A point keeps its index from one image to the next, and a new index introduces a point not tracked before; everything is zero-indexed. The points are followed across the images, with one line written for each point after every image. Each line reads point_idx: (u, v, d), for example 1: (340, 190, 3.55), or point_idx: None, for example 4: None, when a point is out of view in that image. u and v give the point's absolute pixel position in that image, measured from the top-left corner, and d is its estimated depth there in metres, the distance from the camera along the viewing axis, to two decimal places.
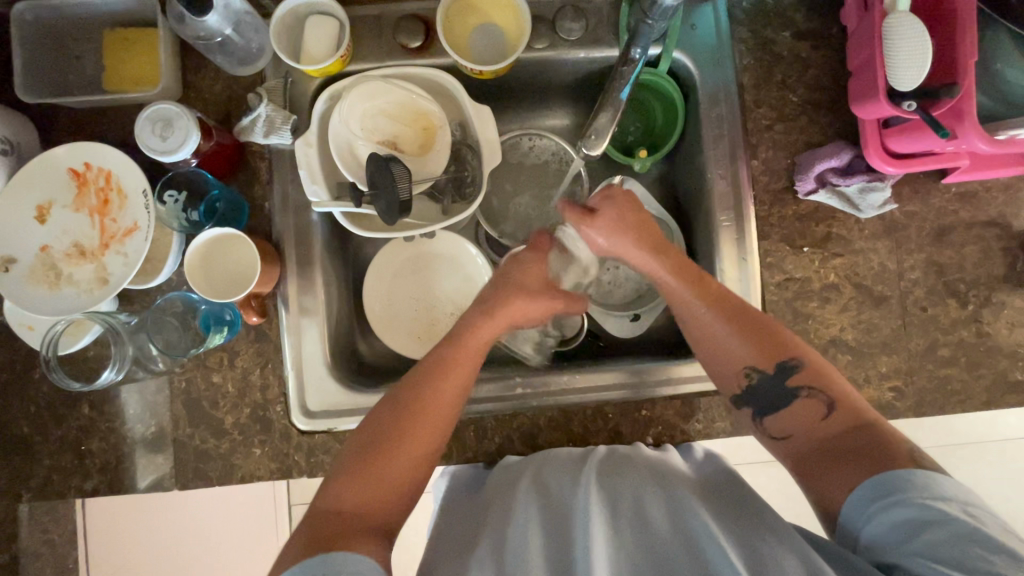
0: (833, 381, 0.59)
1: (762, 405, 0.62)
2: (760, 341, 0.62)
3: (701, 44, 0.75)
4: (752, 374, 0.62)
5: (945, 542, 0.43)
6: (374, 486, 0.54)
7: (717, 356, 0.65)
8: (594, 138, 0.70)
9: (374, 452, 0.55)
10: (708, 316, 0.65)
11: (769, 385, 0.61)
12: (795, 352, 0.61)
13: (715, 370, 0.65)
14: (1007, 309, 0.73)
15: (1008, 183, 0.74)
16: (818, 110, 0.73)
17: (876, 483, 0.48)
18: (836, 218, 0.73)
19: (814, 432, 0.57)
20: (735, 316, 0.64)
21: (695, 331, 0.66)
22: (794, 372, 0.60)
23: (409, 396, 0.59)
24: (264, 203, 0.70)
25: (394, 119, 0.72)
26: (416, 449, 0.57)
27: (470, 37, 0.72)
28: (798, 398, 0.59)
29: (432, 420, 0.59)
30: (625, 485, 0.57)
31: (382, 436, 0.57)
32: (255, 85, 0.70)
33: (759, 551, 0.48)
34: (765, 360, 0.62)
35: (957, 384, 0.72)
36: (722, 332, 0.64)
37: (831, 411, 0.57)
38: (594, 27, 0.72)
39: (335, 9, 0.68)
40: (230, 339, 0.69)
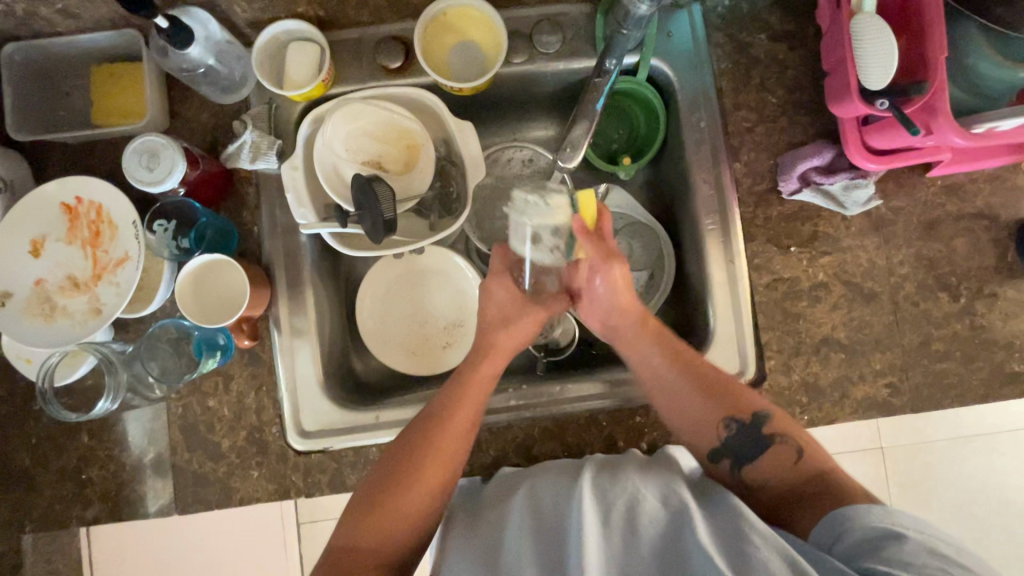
0: (802, 435, 0.63)
1: (738, 456, 0.64)
2: (742, 399, 0.65)
3: (677, 51, 0.76)
4: (729, 429, 0.64)
5: (904, 553, 0.47)
6: (385, 529, 0.59)
7: (692, 415, 0.65)
8: (569, 150, 0.70)
9: (391, 489, 0.61)
10: (679, 378, 0.66)
11: (742, 438, 0.64)
12: (761, 407, 0.64)
13: (684, 427, 0.66)
14: (1000, 300, 0.73)
15: (994, 174, 0.74)
16: (797, 110, 0.73)
17: (839, 515, 0.53)
18: (821, 216, 0.73)
19: (784, 479, 0.61)
20: (697, 374, 0.66)
21: (668, 403, 0.67)
22: (767, 425, 0.63)
23: (409, 446, 0.63)
24: (253, 227, 0.71)
25: (378, 138, 0.73)
26: (432, 481, 0.62)
27: (449, 56, 0.73)
28: (769, 450, 0.62)
29: (435, 469, 0.62)
30: (617, 487, 0.56)
31: (385, 484, 0.61)
32: (240, 112, 0.71)
33: (748, 559, 0.48)
34: (738, 412, 0.64)
35: (953, 378, 0.72)
36: (689, 391, 0.66)
37: (802, 458, 0.61)
38: (571, 39, 0.73)
39: (315, 35, 0.70)
40: (224, 363, 0.70)
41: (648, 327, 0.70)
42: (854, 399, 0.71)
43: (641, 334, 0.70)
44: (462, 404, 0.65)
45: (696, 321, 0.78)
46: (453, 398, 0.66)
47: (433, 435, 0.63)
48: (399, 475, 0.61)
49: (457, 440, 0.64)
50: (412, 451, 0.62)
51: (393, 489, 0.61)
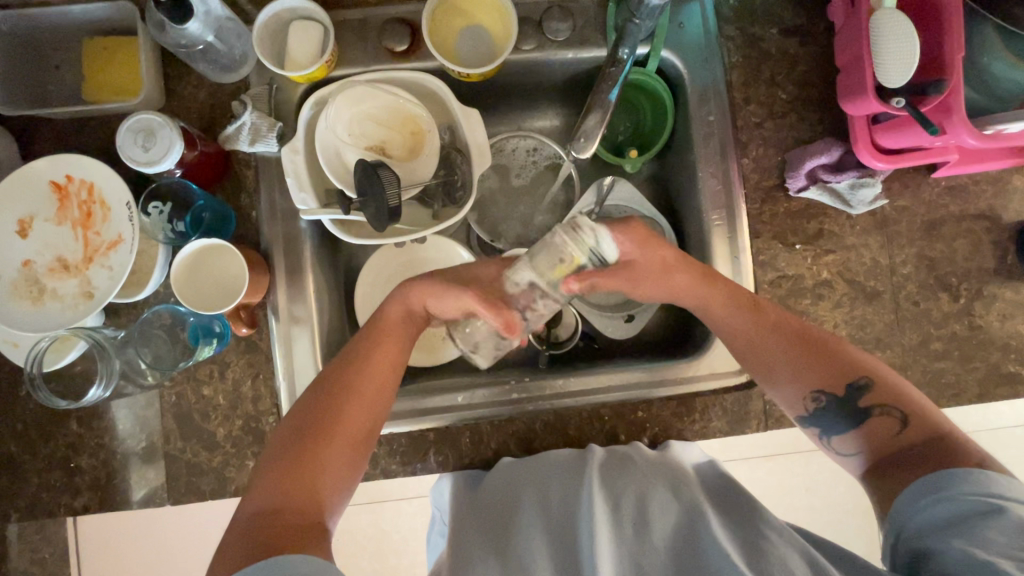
0: (904, 396, 0.57)
1: (830, 426, 0.60)
2: (843, 364, 0.59)
3: (689, 43, 0.75)
4: (822, 397, 0.60)
5: (994, 528, 0.44)
6: (306, 488, 0.52)
7: (777, 379, 0.62)
8: (583, 141, 0.69)
9: (309, 444, 0.54)
10: (768, 336, 0.61)
11: (837, 409, 0.59)
12: (858, 369, 0.59)
13: (773, 389, 0.63)
14: (998, 301, 0.74)
15: (996, 176, 0.74)
16: (807, 107, 0.73)
17: (927, 480, 0.49)
18: (827, 214, 0.73)
19: (884, 448, 0.56)
20: (784, 335, 0.61)
21: (759, 357, 0.62)
22: (865, 389, 0.58)
23: (337, 388, 0.57)
24: (251, 212, 0.69)
25: (381, 123, 0.71)
26: (351, 434, 0.56)
27: (456, 40, 0.71)
28: (871, 417, 0.57)
29: (364, 404, 0.57)
30: (629, 482, 0.58)
31: (310, 434, 0.54)
32: (239, 92, 0.69)
33: (763, 553, 0.48)
34: (832, 384, 0.59)
35: (951, 377, 0.73)
36: (776, 356, 0.61)
37: (905, 427, 0.56)
38: (582, 27, 0.72)
39: (319, 14, 0.68)
40: (220, 350, 0.68)
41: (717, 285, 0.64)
42: None
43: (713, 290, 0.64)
44: (382, 344, 0.61)
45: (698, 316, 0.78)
46: (374, 336, 0.61)
47: (342, 384, 0.57)
48: (319, 422, 0.55)
49: (375, 385, 0.58)
50: (328, 401, 0.56)
51: (312, 445, 0.54)
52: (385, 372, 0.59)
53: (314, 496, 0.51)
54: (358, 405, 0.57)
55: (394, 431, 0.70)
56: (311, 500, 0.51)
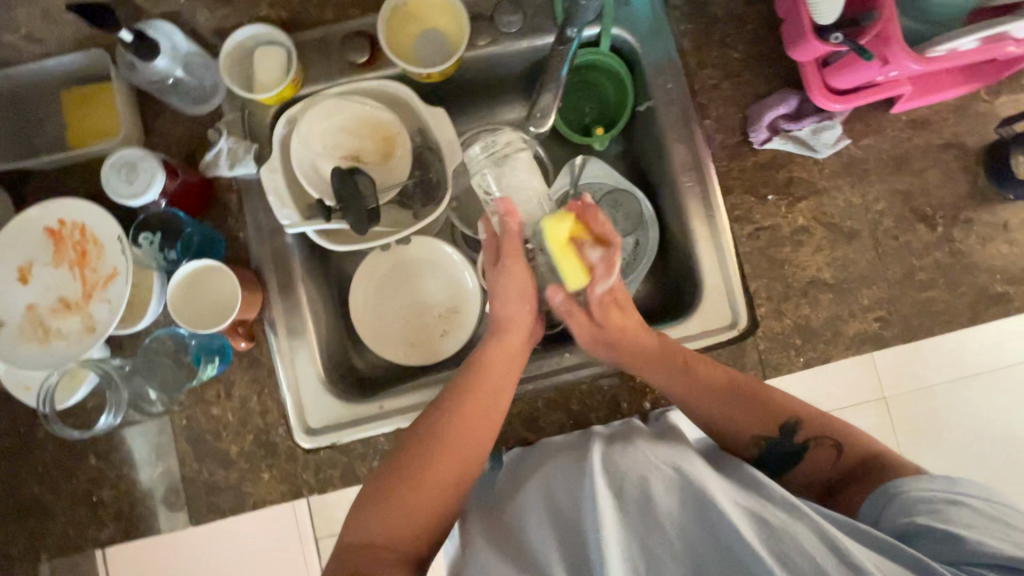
0: (832, 425, 0.64)
1: (773, 465, 0.65)
2: (813, 473, 0.64)
3: (637, 18, 0.77)
4: (762, 442, 0.65)
5: (964, 512, 0.50)
6: (402, 516, 0.58)
7: (724, 437, 0.66)
8: (539, 116, 0.71)
9: (405, 482, 0.59)
10: (710, 400, 0.65)
11: (776, 448, 0.65)
12: (789, 408, 0.65)
13: (720, 437, 0.66)
14: (976, 225, 0.75)
15: (956, 104, 0.76)
16: (760, 62, 0.75)
17: (882, 491, 0.56)
18: (794, 162, 0.74)
19: (824, 474, 0.63)
20: (716, 389, 0.65)
21: (693, 408, 0.66)
22: (798, 430, 0.64)
23: (435, 431, 0.62)
24: (239, 233, 0.72)
25: (354, 133, 0.75)
26: (446, 478, 0.60)
27: (415, 44, 0.74)
28: (809, 451, 0.64)
29: (462, 446, 0.62)
30: (629, 461, 0.57)
31: (407, 472, 0.60)
32: (214, 122, 0.72)
33: (778, 535, 0.48)
34: (769, 426, 0.64)
35: (940, 306, 0.73)
36: (714, 412, 0.65)
37: (840, 453, 0.63)
38: (532, 17, 0.74)
39: (280, 37, 0.71)
40: (223, 369, 0.70)
41: (667, 353, 0.67)
42: (847, 336, 0.73)
43: (660, 365, 0.67)
44: (483, 391, 0.65)
45: (684, 277, 0.79)
46: (473, 386, 0.65)
47: (446, 426, 0.62)
48: (415, 461, 0.61)
49: (479, 427, 0.63)
50: (430, 440, 0.62)
51: (409, 482, 0.59)
52: (486, 422, 0.64)
53: (411, 530, 0.58)
54: (460, 442, 0.62)
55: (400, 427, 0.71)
56: (405, 533, 0.58)
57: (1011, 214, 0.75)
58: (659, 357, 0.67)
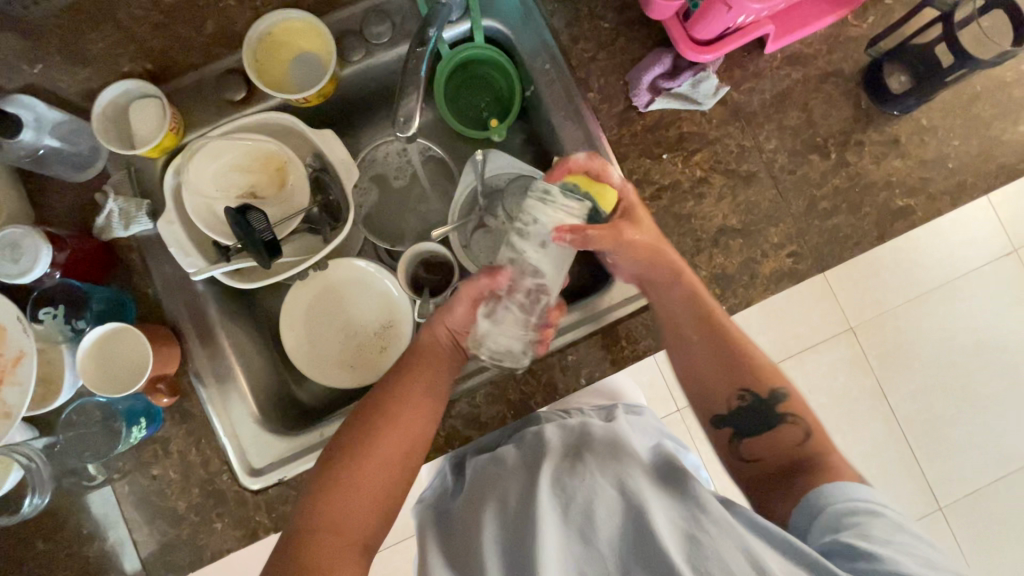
0: (811, 414, 0.63)
1: (740, 428, 0.64)
2: (780, 448, 0.61)
3: (505, 7, 0.78)
4: (745, 397, 0.64)
5: (881, 530, 0.48)
6: (343, 502, 0.57)
7: (699, 380, 0.66)
8: (403, 121, 0.65)
9: (348, 465, 0.58)
10: (701, 345, 0.65)
11: (753, 411, 0.63)
12: (779, 382, 0.64)
13: (694, 382, 0.66)
14: (867, 146, 0.76)
15: (827, 34, 0.78)
16: (630, 28, 0.76)
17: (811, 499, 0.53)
18: (682, 117, 0.76)
19: (784, 452, 0.61)
20: (719, 345, 0.65)
21: (686, 356, 0.67)
22: (781, 403, 0.63)
23: (376, 411, 0.62)
24: (148, 290, 0.71)
25: (245, 169, 0.75)
26: (392, 456, 0.59)
27: (288, 72, 0.74)
28: (781, 425, 0.62)
29: (399, 424, 0.61)
30: (576, 483, 0.55)
31: (346, 452, 0.59)
32: (101, 185, 0.71)
33: (704, 556, 0.47)
34: (756, 384, 0.64)
35: (847, 230, 0.75)
36: (704, 355, 0.65)
37: (808, 440, 0.61)
38: (400, 24, 0.75)
39: (150, 89, 0.70)
40: (155, 430, 0.69)
41: (693, 312, 0.66)
42: (764, 277, 0.74)
43: (673, 300, 0.67)
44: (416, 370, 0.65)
45: None
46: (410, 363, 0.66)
47: (389, 397, 0.63)
48: (356, 441, 0.60)
49: (423, 399, 0.63)
50: (370, 421, 0.61)
51: (353, 465, 0.58)
52: (428, 409, 0.63)
53: (357, 519, 0.57)
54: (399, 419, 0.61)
55: None
56: (352, 523, 0.56)
57: (898, 130, 0.76)
58: (675, 299, 0.67)
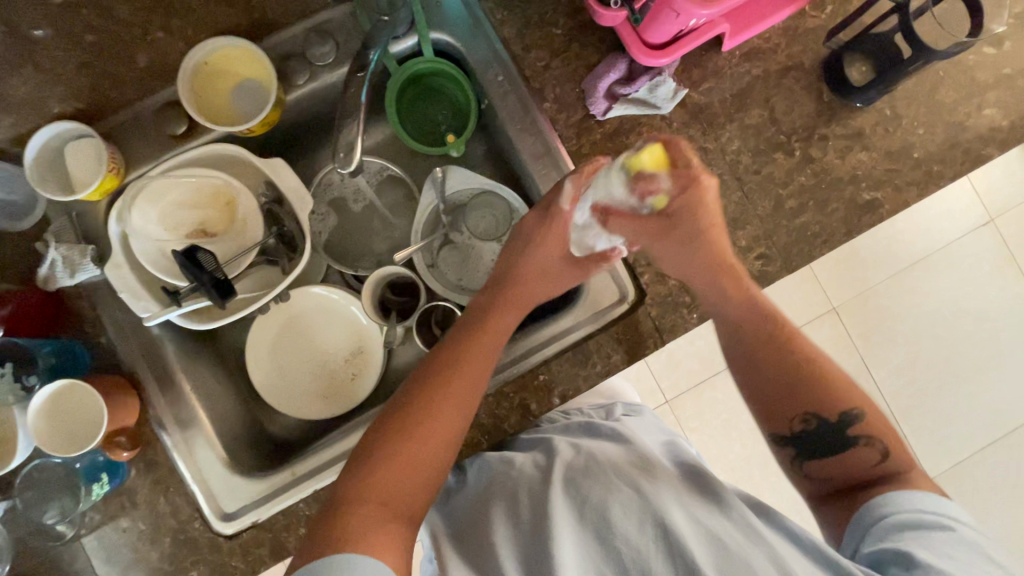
0: (887, 432, 0.59)
1: (806, 450, 0.61)
2: (852, 471, 0.59)
3: (451, 18, 0.75)
4: (809, 421, 0.61)
5: (944, 543, 0.48)
6: (401, 466, 0.55)
7: (766, 399, 0.63)
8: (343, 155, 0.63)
9: (411, 426, 0.57)
10: (763, 362, 0.63)
11: (821, 432, 0.60)
12: (853, 402, 0.60)
13: (762, 407, 0.63)
14: (830, 140, 0.75)
15: (785, 27, 0.75)
16: (582, 33, 0.74)
17: (869, 510, 0.54)
18: (641, 123, 0.73)
19: (854, 471, 0.59)
20: (786, 360, 0.62)
21: (753, 372, 0.63)
22: (852, 424, 0.60)
23: (437, 374, 0.61)
24: (100, 338, 0.69)
25: (194, 205, 0.72)
26: (446, 424, 0.58)
27: (229, 99, 0.71)
28: (855, 447, 0.59)
29: (460, 390, 0.60)
30: (592, 487, 0.56)
31: (406, 411, 0.58)
32: (41, 232, 0.68)
33: (725, 553, 0.48)
34: (824, 408, 0.60)
35: (816, 228, 0.74)
36: (772, 369, 0.62)
37: (885, 459, 0.58)
38: (344, 43, 0.72)
39: (85, 129, 0.67)
40: (118, 483, 0.68)
41: (759, 326, 0.64)
42: None
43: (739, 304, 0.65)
44: (481, 338, 0.64)
45: None
46: (472, 331, 0.65)
47: (454, 358, 0.62)
48: (418, 401, 0.59)
49: (482, 365, 0.62)
50: (429, 382, 0.60)
51: (413, 426, 0.57)
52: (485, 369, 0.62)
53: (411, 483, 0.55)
54: (461, 385, 0.60)
55: (314, 485, 0.69)
56: (408, 486, 0.54)
57: (862, 122, 0.75)
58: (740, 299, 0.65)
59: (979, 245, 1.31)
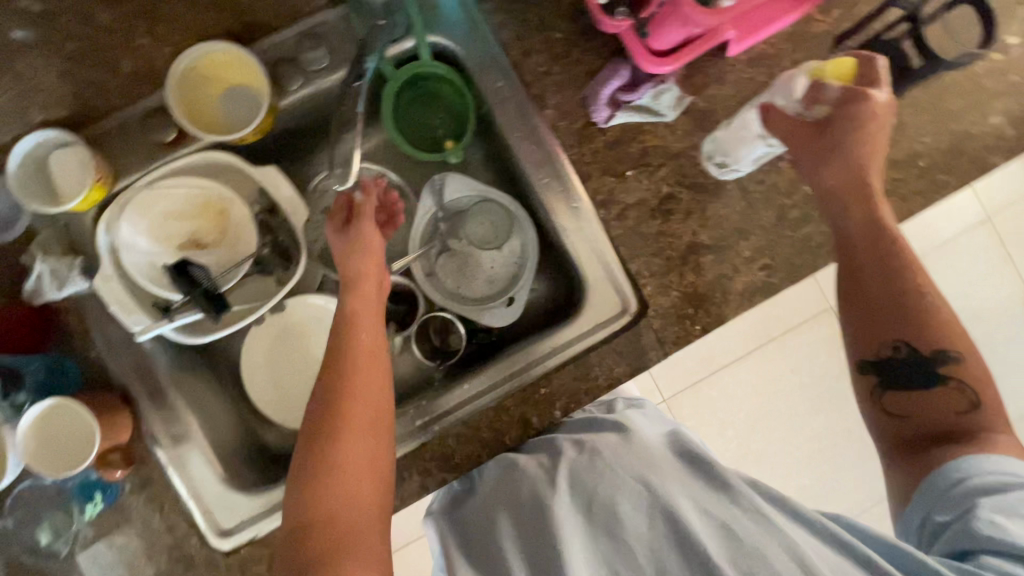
0: (984, 381, 0.57)
1: (891, 381, 0.59)
2: (938, 415, 0.58)
3: (449, 21, 0.73)
4: (900, 349, 0.59)
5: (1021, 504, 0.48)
6: (337, 495, 0.52)
7: (868, 318, 0.60)
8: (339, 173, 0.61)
9: (326, 454, 0.53)
10: (888, 271, 0.60)
11: (912, 365, 0.58)
12: (950, 342, 0.58)
13: (857, 325, 0.61)
14: None
15: (791, 32, 0.74)
16: (584, 38, 0.72)
17: (940, 478, 0.53)
18: (644, 131, 0.72)
19: (936, 416, 0.58)
20: (904, 278, 0.59)
21: (858, 286, 0.61)
22: (949, 364, 0.58)
23: (335, 388, 0.56)
24: (90, 353, 0.67)
25: (185, 215, 0.70)
26: (359, 437, 0.54)
27: (223, 107, 0.69)
28: (942, 389, 0.58)
29: (364, 396, 0.56)
30: (597, 480, 0.54)
31: (319, 440, 0.54)
32: (26, 244, 0.66)
33: (740, 546, 0.47)
34: (921, 342, 0.58)
35: (821, 239, 0.72)
36: (884, 285, 0.60)
37: (973, 409, 0.57)
38: (338, 47, 0.69)
39: (70, 137, 0.65)
40: (113, 500, 0.66)
41: (885, 235, 0.61)
42: (737, 292, 0.71)
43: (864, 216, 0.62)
44: (357, 339, 0.59)
45: (568, 274, 0.77)
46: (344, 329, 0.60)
47: (342, 366, 0.57)
48: (324, 426, 0.55)
49: (373, 366, 0.58)
50: (332, 397, 0.56)
51: (329, 453, 0.53)
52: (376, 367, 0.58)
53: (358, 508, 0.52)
54: (362, 393, 0.56)
55: None
56: (353, 512, 0.52)
57: None
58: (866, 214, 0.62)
59: (974, 242, 1.31)
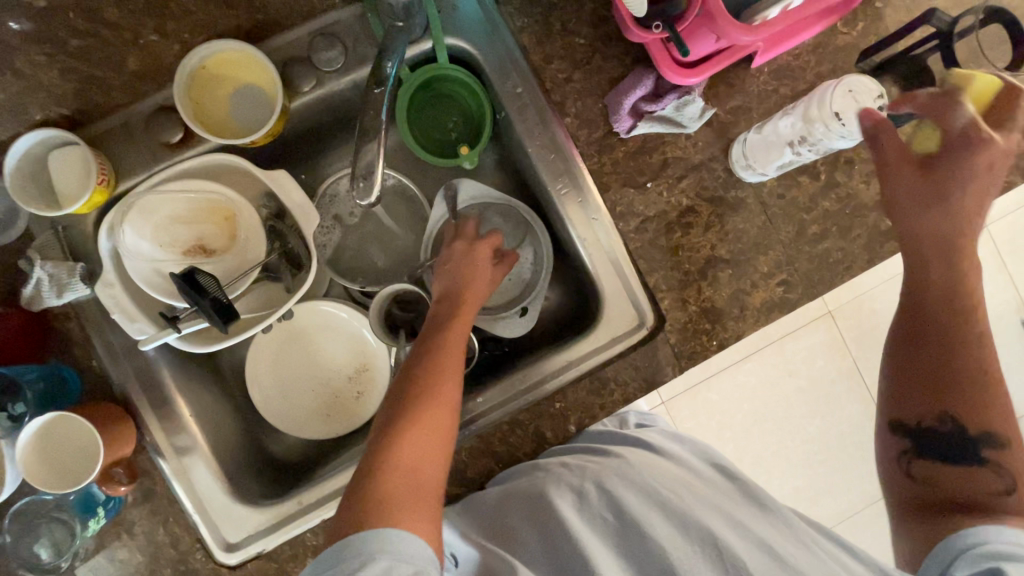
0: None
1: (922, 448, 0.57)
2: (961, 490, 0.55)
3: (468, 22, 0.70)
4: (945, 423, 0.56)
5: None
6: (420, 435, 0.51)
7: (921, 376, 0.58)
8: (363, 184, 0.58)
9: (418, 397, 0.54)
10: (949, 340, 0.57)
11: (951, 437, 0.56)
12: (1004, 428, 0.55)
13: (906, 384, 0.59)
14: (857, 164, 0.72)
15: (816, 43, 0.72)
16: (606, 45, 0.70)
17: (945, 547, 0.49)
18: (665, 142, 0.71)
19: (963, 490, 0.55)
20: (970, 347, 0.57)
21: (912, 348, 0.59)
22: (995, 446, 0.55)
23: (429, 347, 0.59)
24: (91, 362, 0.65)
25: (191, 219, 0.67)
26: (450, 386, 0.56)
27: (231, 107, 0.66)
28: (978, 467, 0.55)
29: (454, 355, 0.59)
30: (632, 481, 0.52)
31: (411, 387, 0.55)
32: (25, 248, 0.64)
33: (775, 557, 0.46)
34: (972, 419, 0.55)
35: (838, 255, 0.72)
36: (948, 351, 0.57)
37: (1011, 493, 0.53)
38: (352, 47, 0.66)
39: (69, 136, 0.62)
40: (115, 514, 0.64)
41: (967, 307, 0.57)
42: (754, 308, 0.71)
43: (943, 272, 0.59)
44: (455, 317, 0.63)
45: (583, 286, 0.76)
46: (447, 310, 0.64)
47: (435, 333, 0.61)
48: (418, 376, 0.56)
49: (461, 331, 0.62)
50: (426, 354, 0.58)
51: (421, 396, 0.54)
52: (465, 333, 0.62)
53: (432, 452, 0.51)
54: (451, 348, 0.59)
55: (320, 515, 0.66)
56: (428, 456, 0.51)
57: None
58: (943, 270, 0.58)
59: None
